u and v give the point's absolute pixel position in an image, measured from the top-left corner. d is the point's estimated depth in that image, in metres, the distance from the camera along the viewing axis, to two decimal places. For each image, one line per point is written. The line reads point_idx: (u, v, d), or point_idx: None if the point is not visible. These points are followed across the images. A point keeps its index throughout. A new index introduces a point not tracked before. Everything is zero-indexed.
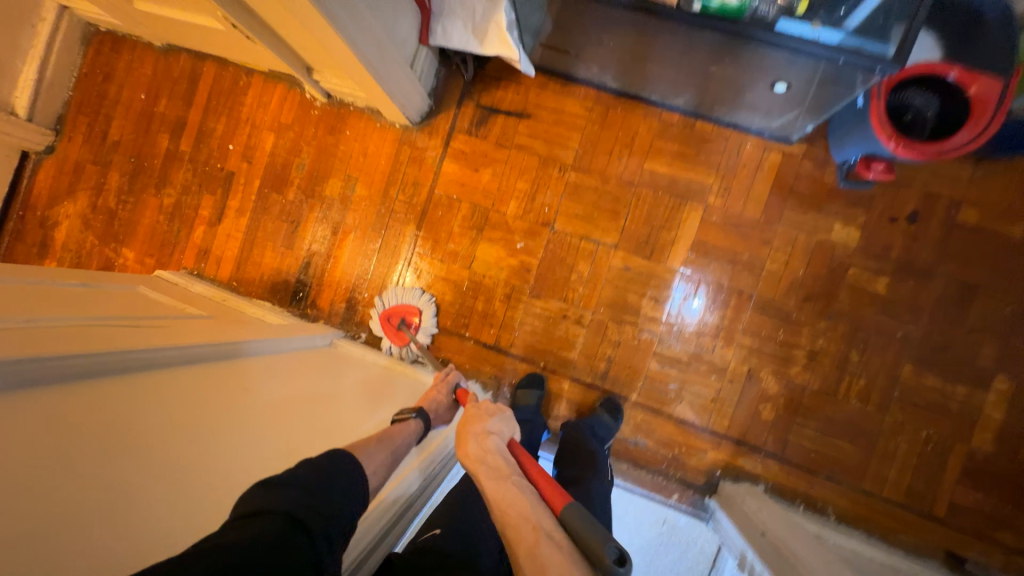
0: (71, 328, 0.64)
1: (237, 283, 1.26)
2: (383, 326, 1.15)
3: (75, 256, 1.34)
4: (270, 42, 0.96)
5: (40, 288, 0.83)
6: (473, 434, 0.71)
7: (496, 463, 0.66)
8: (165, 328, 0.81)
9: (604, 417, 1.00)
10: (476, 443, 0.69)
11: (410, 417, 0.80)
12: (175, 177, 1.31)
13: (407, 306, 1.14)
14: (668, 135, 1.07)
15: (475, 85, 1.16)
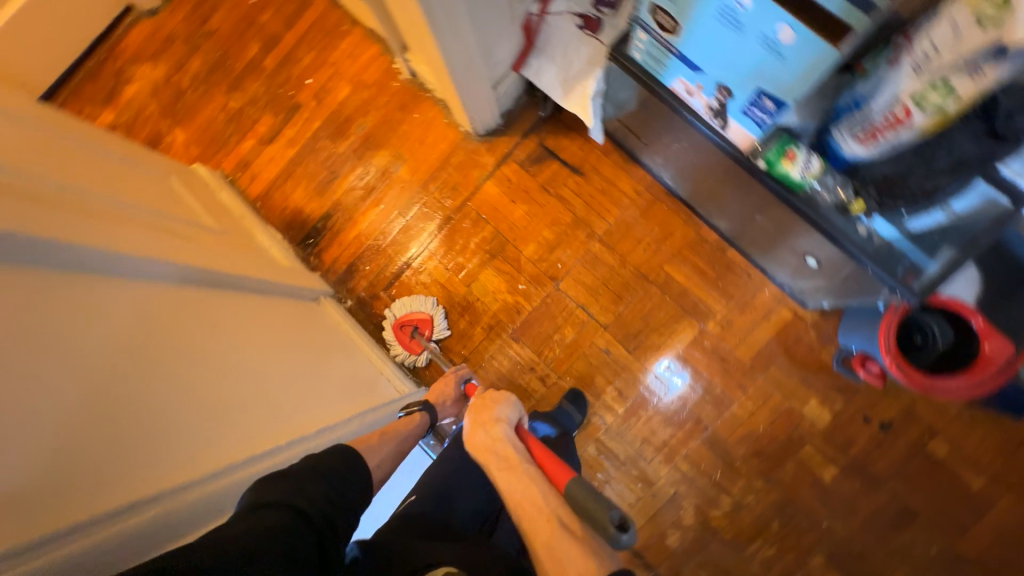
0: (88, 215, 0.72)
1: (261, 204, 1.31)
2: (395, 334, 1.17)
3: (132, 117, 1.41)
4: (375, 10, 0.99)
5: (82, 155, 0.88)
6: (481, 424, 0.72)
7: (505, 451, 0.68)
8: (173, 236, 0.86)
9: (569, 408, 1.04)
10: (485, 433, 0.71)
11: (417, 410, 0.89)
12: (247, 85, 1.36)
13: (415, 315, 1.17)
14: (698, 250, 1.09)
15: (546, 124, 1.18)
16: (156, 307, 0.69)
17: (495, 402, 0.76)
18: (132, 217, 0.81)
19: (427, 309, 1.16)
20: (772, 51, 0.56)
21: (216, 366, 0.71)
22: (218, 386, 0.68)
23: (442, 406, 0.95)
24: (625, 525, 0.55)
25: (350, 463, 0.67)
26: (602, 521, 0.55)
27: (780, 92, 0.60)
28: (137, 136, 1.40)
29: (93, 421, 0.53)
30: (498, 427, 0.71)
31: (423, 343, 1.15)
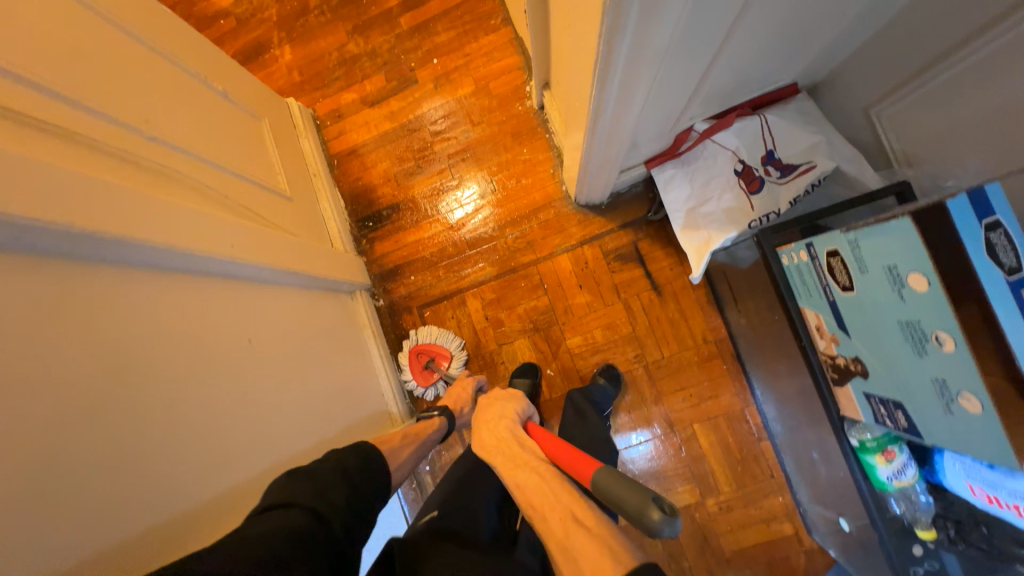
0: (154, 177, 0.68)
1: (337, 163, 1.27)
2: (409, 359, 1.14)
3: (250, 13, 1.33)
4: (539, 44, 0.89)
5: (184, 80, 0.82)
6: (488, 423, 0.78)
7: (515, 448, 0.70)
8: (235, 210, 0.82)
9: (604, 383, 1.03)
10: (495, 430, 0.75)
11: (434, 415, 0.95)
12: (373, 34, 1.26)
13: (434, 346, 1.13)
14: (735, 426, 1.03)
15: (649, 226, 1.09)
16: (185, 304, 0.66)
17: (502, 402, 0.84)
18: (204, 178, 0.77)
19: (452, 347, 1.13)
20: (940, 399, 0.48)
21: (236, 378, 0.70)
22: (228, 404, 0.67)
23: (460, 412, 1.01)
24: (675, 509, 0.48)
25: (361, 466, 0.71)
26: (640, 506, 0.50)
27: (918, 424, 0.53)
28: (245, 35, 1.33)
29: (100, 440, 0.50)
30: (508, 422, 0.75)
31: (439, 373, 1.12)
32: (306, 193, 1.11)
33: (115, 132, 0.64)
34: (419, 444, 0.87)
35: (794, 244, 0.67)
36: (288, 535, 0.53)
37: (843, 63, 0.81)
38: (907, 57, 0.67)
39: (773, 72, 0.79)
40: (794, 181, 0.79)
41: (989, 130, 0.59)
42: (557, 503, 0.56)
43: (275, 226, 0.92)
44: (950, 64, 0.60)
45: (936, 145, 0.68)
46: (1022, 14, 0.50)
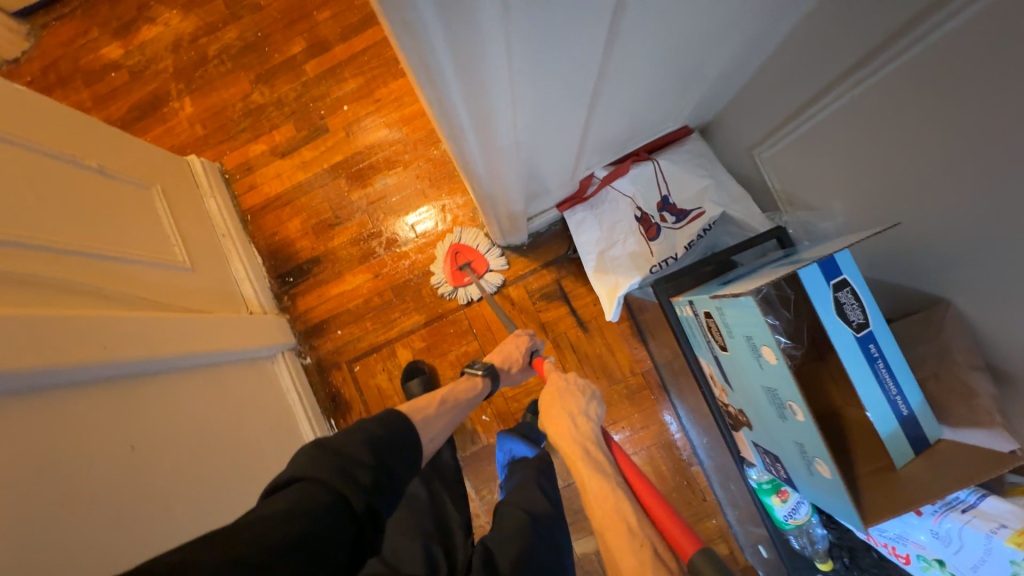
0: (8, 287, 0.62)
1: (251, 219, 1.21)
2: (444, 258, 1.12)
3: (142, 64, 1.25)
4: None
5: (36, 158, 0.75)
6: (568, 413, 0.70)
7: (596, 458, 0.61)
8: (114, 301, 0.76)
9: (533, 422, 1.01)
10: (572, 424, 0.68)
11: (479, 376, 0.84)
12: (278, 82, 1.22)
13: (472, 250, 1.12)
14: (668, 453, 1.06)
15: (570, 264, 1.11)
16: (72, 421, 0.61)
17: (579, 396, 0.74)
18: (71, 275, 0.72)
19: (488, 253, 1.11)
20: (801, 457, 0.51)
21: (137, 479, 0.64)
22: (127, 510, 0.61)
23: (509, 372, 0.91)
24: None
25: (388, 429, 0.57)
26: None
27: (794, 478, 0.56)
28: (140, 87, 1.25)
29: None
30: (588, 422, 0.68)
31: (472, 276, 1.10)
32: (213, 259, 1.05)
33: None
34: (461, 406, 0.78)
35: (683, 298, 0.69)
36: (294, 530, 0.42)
37: (728, 104, 0.85)
38: (783, 102, 0.70)
39: (665, 116, 0.79)
40: (687, 225, 0.82)
41: (855, 174, 0.63)
42: (623, 520, 0.52)
43: (171, 307, 0.87)
44: (817, 111, 0.63)
45: (816, 187, 0.71)
46: (872, 71, 0.53)
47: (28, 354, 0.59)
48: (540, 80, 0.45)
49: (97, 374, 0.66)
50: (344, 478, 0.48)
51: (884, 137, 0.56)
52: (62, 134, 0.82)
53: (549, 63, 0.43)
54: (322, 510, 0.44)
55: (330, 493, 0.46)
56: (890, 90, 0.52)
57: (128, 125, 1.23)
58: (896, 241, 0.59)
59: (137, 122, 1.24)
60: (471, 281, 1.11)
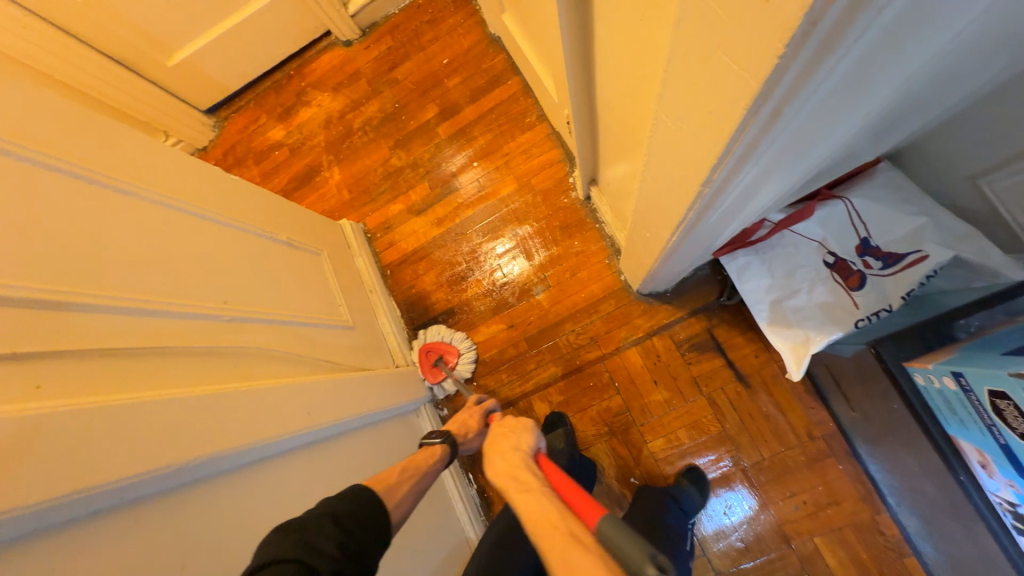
0: (225, 365, 0.68)
1: (390, 273, 1.29)
2: (420, 356, 1.18)
3: (300, 141, 1.42)
4: (585, 145, 0.87)
5: (236, 237, 0.84)
6: (499, 451, 0.60)
7: (522, 478, 0.53)
8: (299, 364, 0.82)
9: (690, 491, 0.91)
10: (501, 459, 0.58)
11: (435, 440, 0.80)
12: (413, 146, 1.32)
13: (444, 346, 1.17)
14: (866, 538, 0.88)
15: (723, 311, 1.01)
16: (278, 492, 0.65)
17: (514, 428, 0.63)
18: (269, 341, 0.78)
19: (462, 346, 1.16)
20: None
21: None
22: None
23: (466, 441, 0.86)
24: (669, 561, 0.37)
25: (362, 501, 0.60)
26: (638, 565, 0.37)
27: None
28: (298, 162, 1.41)
29: None
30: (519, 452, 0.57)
31: (447, 372, 1.14)
32: (366, 315, 1.12)
33: (190, 329, 0.66)
34: (424, 476, 0.73)
35: (931, 366, 0.58)
36: None
37: (934, 128, 0.70)
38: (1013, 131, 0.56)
39: (858, 152, 0.67)
40: (903, 272, 0.69)
41: None
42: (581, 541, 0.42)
43: (339, 366, 0.92)
44: None
45: None
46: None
47: (250, 425, 0.63)
48: (820, 147, 0.39)
49: (299, 439, 0.71)
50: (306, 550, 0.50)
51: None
52: (252, 213, 0.92)
53: (841, 129, 0.37)
54: None
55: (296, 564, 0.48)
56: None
57: (289, 196, 1.40)
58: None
59: (295, 192, 1.40)
60: (446, 376, 1.14)
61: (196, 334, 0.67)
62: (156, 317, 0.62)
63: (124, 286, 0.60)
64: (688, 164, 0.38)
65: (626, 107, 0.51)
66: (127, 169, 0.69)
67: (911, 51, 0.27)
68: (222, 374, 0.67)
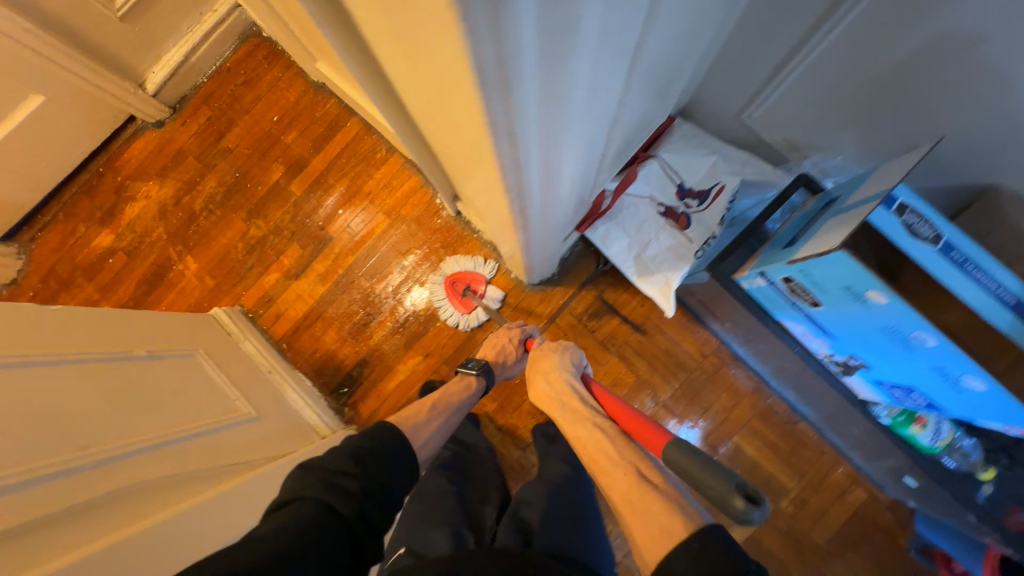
0: (124, 511, 0.62)
1: (287, 345, 1.21)
2: (446, 291, 1.15)
3: (136, 241, 1.27)
4: (431, 168, 0.91)
5: (83, 366, 0.74)
6: (545, 374, 0.79)
7: (574, 404, 0.71)
8: (212, 475, 0.76)
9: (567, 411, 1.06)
10: (548, 386, 0.76)
11: (473, 374, 0.91)
12: (270, 212, 1.25)
13: (470, 273, 1.15)
14: (770, 421, 1.04)
15: (605, 277, 1.13)
16: None
17: (556, 351, 0.82)
18: (174, 463, 0.72)
19: (485, 271, 1.15)
20: (945, 381, 0.52)
21: None
22: None
23: (504, 367, 0.96)
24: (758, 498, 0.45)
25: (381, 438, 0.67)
26: (723, 494, 0.48)
27: (936, 402, 0.57)
28: (141, 264, 1.26)
29: None
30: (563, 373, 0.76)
31: (478, 299, 1.13)
32: (273, 397, 1.05)
33: (67, 487, 0.58)
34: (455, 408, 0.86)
35: (747, 272, 0.71)
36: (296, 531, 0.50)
37: (701, 83, 0.86)
38: (754, 69, 0.73)
39: (652, 118, 0.80)
40: (713, 204, 0.84)
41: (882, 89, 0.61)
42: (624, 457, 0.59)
43: (255, 463, 0.85)
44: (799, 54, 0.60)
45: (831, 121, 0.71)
46: (842, 15, 0.56)
47: None
48: (597, 126, 0.45)
49: None
50: (332, 490, 0.56)
51: (889, 60, 0.57)
52: (93, 333, 0.80)
53: (604, 108, 0.43)
54: (306, 523, 0.52)
55: (319, 506, 0.54)
56: (878, 23, 0.54)
57: (141, 302, 1.24)
58: (940, 159, 0.62)
59: (148, 297, 1.25)
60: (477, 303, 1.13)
61: (78, 490, 0.59)
62: (22, 488, 0.54)
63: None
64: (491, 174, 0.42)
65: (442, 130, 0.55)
66: None
67: (609, 51, 0.32)
68: (118, 521, 0.60)
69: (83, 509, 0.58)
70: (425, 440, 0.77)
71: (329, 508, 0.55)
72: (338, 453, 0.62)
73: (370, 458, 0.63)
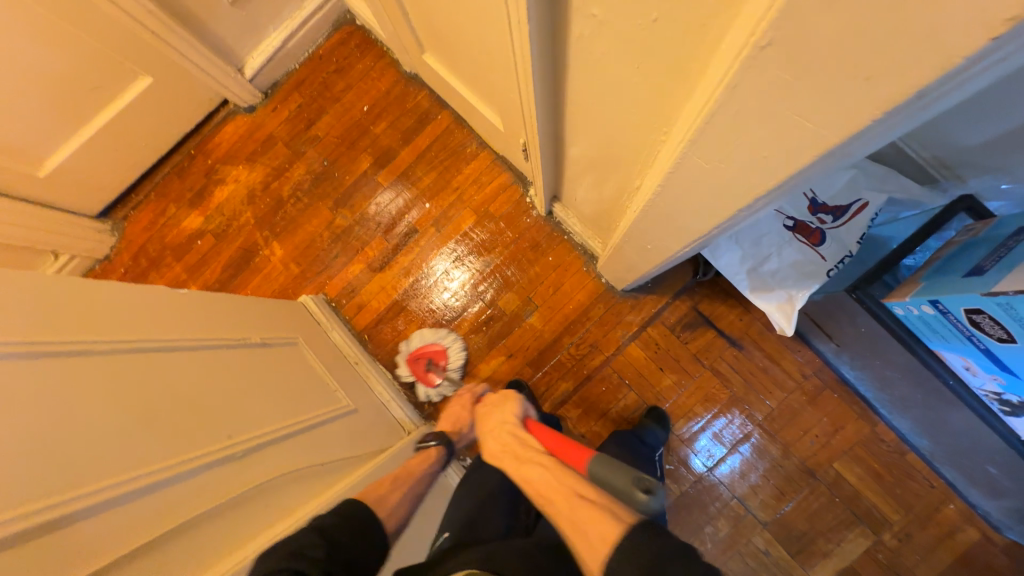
0: (243, 514, 0.62)
1: (368, 337, 1.21)
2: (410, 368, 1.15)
3: (225, 223, 1.29)
4: (546, 168, 0.88)
5: (204, 352, 0.74)
6: (492, 431, 0.72)
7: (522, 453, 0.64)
8: (314, 472, 0.75)
9: (654, 428, 0.99)
10: (497, 437, 0.70)
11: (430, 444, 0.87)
12: (357, 202, 1.25)
13: (431, 346, 1.15)
14: (873, 450, 1.00)
15: (701, 287, 1.09)
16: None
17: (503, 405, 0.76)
18: (285, 461, 0.72)
19: (444, 343, 1.15)
20: None
21: None
22: None
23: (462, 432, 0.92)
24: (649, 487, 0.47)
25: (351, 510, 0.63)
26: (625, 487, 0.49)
27: None
28: (228, 247, 1.28)
29: None
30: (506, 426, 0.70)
31: (440, 374, 1.14)
32: (362, 388, 1.05)
33: (187, 493, 0.57)
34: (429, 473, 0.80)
35: (908, 297, 0.66)
36: None
37: None
38: None
39: None
40: (852, 221, 0.80)
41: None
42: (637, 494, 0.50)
43: (353, 459, 0.84)
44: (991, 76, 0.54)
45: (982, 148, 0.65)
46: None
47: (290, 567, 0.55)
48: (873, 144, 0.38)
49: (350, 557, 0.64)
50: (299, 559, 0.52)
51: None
52: (208, 319, 0.81)
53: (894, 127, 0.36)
54: None
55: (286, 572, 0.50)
56: None
57: (227, 285, 1.26)
58: None
59: (234, 280, 1.27)
60: (440, 378, 1.14)
61: (196, 499, 0.57)
62: (152, 493, 0.54)
63: (98, 470, 0.50)
64: (737, 193, 0.38)
65: (630, 135, 0.53)
66: (72, 318, 0.58)
67: None
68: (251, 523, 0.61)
69: (210, 513, 0.58)
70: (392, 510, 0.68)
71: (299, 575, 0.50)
72: (301, 531, 0.57)
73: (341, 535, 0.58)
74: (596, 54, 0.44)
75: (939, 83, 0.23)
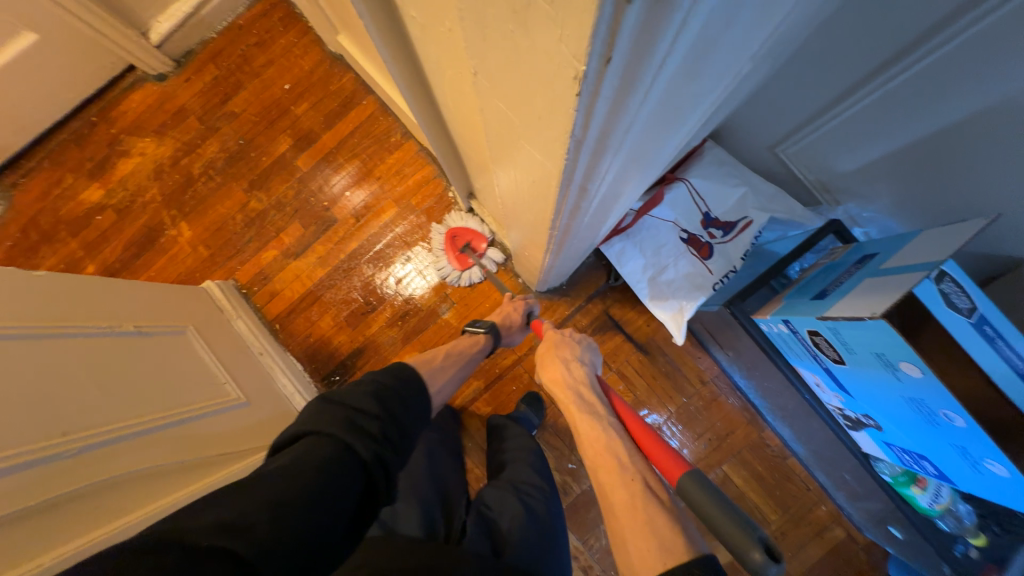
0: (89, 507, 0.58)
1: (280, 326, 1.17)
2: (444, 243, 1.12)
3: (127, 199, 1.20)
4: (450, 164, 0.86)
5: (63, 336, 0.69)
6: (561, 359, 0.71)
7: (586, 398, 0.64)
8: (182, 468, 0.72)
9: (526, 411, 1.05)
10: (566, 370, 0.69)
11: (479, 332, 0.89)
12: (273, 185, 1.19)
13: (464, 229, 1.12)
14: (760, 454, 1.05)
15: (614, 291, 1.11)
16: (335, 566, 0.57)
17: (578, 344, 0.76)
18: (150, 456, 0.68)
19: (486, 231, 1.11)
20: (964, 460, 0.52)
21: None
22: None
23: (509, 331, 0.94)
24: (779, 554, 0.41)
25: (401, 380, 0.64)
26: (740, 540, 0.42)
27: (945, 472, 0.57)
28: (131, 224, 1.20)
29: None
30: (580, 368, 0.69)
31: (475, 258, 1.11)
32: (263, 381, 1.02)
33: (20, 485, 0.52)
34: (464, 363, 0.82)
35: (768, 315, 0.69)
36: (310, 467, 0.46)
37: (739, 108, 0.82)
38: (790, 111, 0.69)
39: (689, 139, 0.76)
40: (738, 237, 0.83)
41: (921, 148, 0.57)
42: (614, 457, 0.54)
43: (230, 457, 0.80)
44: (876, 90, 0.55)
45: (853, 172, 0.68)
46: (909, 62, 0.51)
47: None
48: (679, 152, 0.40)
49: None
50: (354, 430, 0.53)
51: (944, 114, 0.52)
52: (77, 303, 0.75)
53: (678, 137, 0.39)
54: (324, 461, 0.48)
55: (337, 446, 0.50)
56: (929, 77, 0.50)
57: (127, 265, 1.18)
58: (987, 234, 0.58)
59: (135, 260, 1.19)
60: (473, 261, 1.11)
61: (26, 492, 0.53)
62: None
63: None
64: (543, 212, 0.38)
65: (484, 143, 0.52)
66: None
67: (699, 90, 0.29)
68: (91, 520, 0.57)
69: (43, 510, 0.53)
70: (439, 387, 0.74)
71: (347, 448, 0.51)
72: (358, 392, 0.59)
73: (390, 401, 0.60)
74: (429, 57, 0.43)
75: (631, 112, 0.23)
